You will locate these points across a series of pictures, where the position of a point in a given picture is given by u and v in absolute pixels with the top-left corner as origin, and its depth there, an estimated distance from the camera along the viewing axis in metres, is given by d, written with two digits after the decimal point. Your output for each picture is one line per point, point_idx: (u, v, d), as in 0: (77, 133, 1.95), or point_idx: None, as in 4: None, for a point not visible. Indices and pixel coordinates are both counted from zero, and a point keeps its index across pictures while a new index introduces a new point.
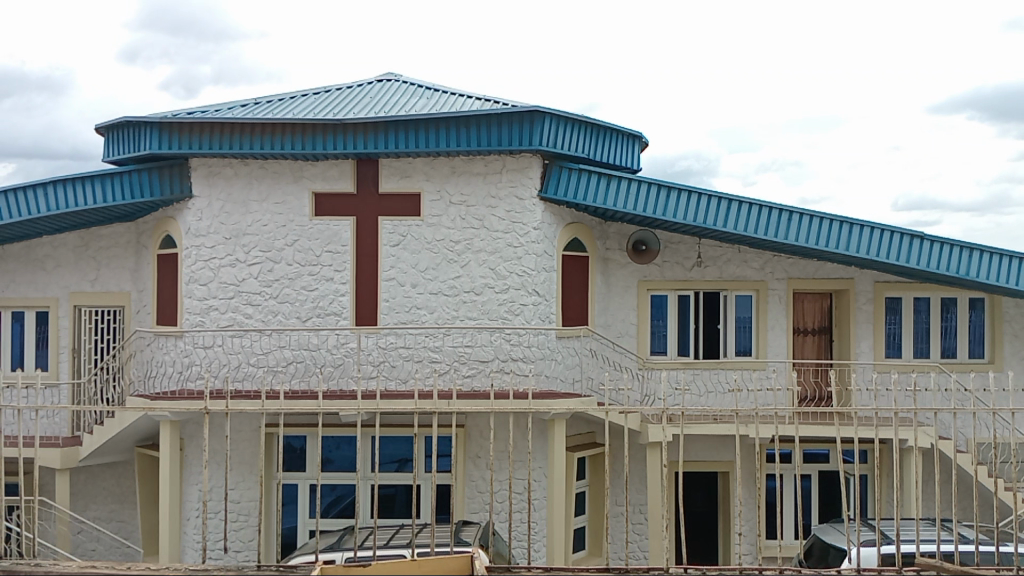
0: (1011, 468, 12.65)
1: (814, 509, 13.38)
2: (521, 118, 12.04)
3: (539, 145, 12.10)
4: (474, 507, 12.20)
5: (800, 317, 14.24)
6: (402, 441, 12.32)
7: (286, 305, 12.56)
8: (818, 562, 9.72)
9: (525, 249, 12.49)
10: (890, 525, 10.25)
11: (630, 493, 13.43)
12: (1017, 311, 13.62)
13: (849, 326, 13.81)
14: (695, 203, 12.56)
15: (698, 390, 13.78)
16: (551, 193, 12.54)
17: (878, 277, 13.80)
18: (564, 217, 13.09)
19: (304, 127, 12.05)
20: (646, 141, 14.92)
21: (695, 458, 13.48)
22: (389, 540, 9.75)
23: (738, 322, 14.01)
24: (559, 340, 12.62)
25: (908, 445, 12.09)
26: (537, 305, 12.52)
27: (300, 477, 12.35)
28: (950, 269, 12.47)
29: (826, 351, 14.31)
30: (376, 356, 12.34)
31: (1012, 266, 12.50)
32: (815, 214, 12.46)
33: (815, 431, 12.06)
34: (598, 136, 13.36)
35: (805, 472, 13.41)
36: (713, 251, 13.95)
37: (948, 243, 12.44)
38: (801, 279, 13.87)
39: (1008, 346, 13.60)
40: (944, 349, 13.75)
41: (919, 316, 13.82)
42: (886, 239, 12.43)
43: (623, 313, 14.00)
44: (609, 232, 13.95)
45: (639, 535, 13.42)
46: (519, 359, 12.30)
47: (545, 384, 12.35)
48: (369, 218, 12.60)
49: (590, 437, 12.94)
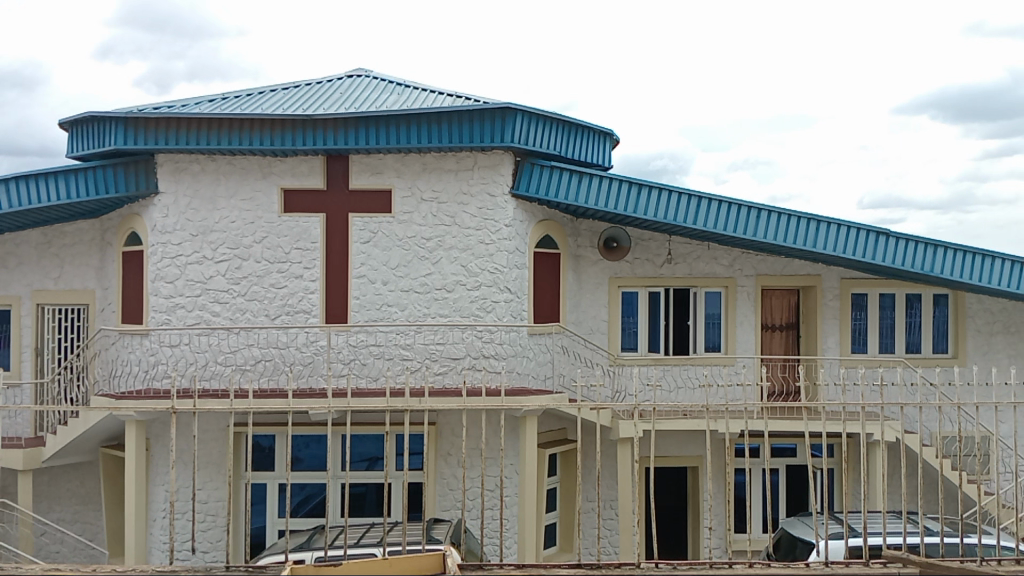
0: (975, 462, 12.89)
1: (782, 503, 13.52)
2: (493, 114, 12.01)
3: (511, 141, 12.08)
4: (445, 505, 12.17)
5: (768, 313, 14.37)
6: (372, 439, 12.25)
7: (255, 303, 12.42)
8: (786, 555, 9.84)
9: (497, 247, 12.47)
10: (856, 518, 10.42)
11: (602, 489, 13.51)
12: (980, 307, 13.81)
13: (816, 322, 13.96)
14: (665, 200, 12.64)
15: (669, 385, 13.90)
16: (522, 190, 12.53)
17: (843, 274, 14.00)
18: (536, 214, 13.10)
19: (273, 123, 11.91)
20: (616, 139, 14.98)
21: (666, 454, 13.58)
22: (360, 539, 9.72)
23: (707, 318, 14.16)
24: (531, 337, 12.63)
25: (874, 439, 12.26)
26: (508, 303, 12.52)
27: (269, 476, 12.23)
28: (913, 265, 12.67)
29: (794, 347, 14.48)
30: (347, 354, 12.26)
31: (974, 264, 12.73)
32: (784, 211, 12.60)
33: (784, 426, 12.18)
34: (570, 134, 13.39)
35: (773, 466, 13.57)
36: (683, 248, 14.05)
37: (910, 239, 12.64)
38: (769, 275, 14.01)
39: (971, 341, 13.78)
40: (909, 345, 13.97)
41: (885, 311, 14.04)
42: (852, 236, 12.61)
43: (595, 310, 14.05)
44: (580, 229, 13.98)
45: (610, 530, 13.50)
46: (491, 355, 12.31)
47: (518, 381, 12.37)
48: (339, 215, 12.50)
49: (561, 434, 13.02)
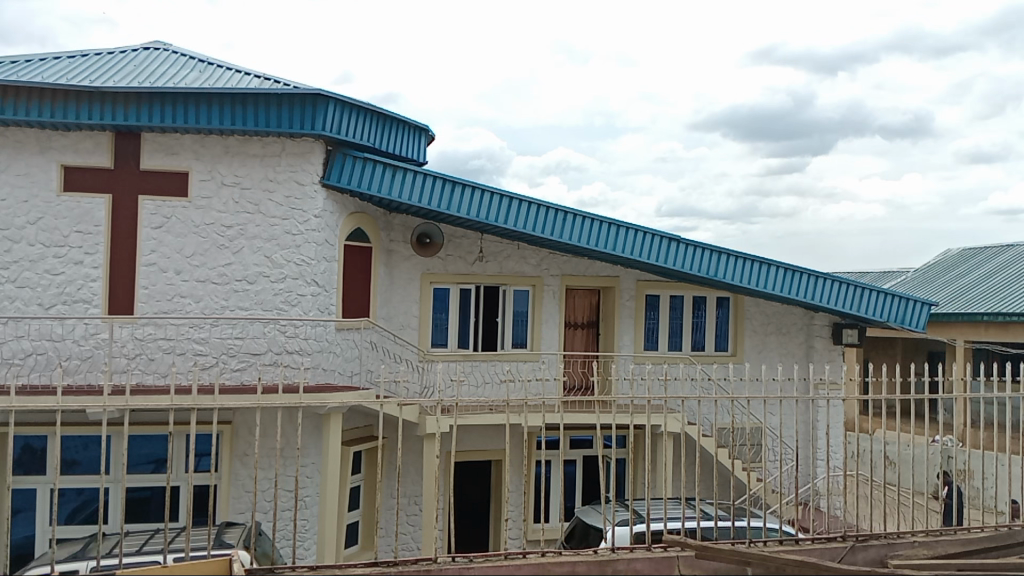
0: (745, 450, 14.09)
1: (577, 493, 14.21)
2: (303, 100, 11.55)
3: (321, 130, 11.69)
4: (238, 507, 11.61)
5: (571, 311, 15.19)
6: (160, 439, 11.43)
7: (26, 291, 11.25)
8: (579, 542, 10.30)
9: (303, 238, 12.03)
10: (641, 505, 11.15)
11: (404, 484, 13.49)
12: (756, 309, 15.14)
13: (613, 321, 14.74)
14: (477, 199, 12.80)
15: (475, 381, 14.03)
16: (333, 180, 12.16)
17: (640, 276, 14.88)
18: (346, 206, 12.79)
19: (51, 92, 10.76)
20: (431, 134, 14.99)
21: (469, 448, 13.76)
22: (140, 547, 9.00)
23: (515, 316, 14.53)
24: (337, 332, 12.33)
25: (660, 430, 13.23)
26: (314, 297, 12.14)
27: (36, 481, 11.04)
28: (700, 270, 13.70)
29: (594, 343, 15.34)
30: (132, 348, 11.35)
31: (752, 270, 13.96)
32: (587, 215, 13.17)
33: (578, 418, 12.77)
34: (384, 127, 13.20)
35: (570, 457, 14.18)
36: (493, 246, 14.30)
37: (698, 246, 13.65)
38: (572, 276, 14.58)
39: (748, 340, 15.07)
40: (694, 343, 15.11)
41: (674, 312, 15.10)
42: (647, 241, 13.43)
43: (405, 306, 13.98)
44: (393, 223, 13.82)
45: (411, 526, 13.52)
46: (294, 351, 11.81)
47: (322, 377, 12.00)
48: (129, 197, 11.54)
49: (366, 431, 12.79)
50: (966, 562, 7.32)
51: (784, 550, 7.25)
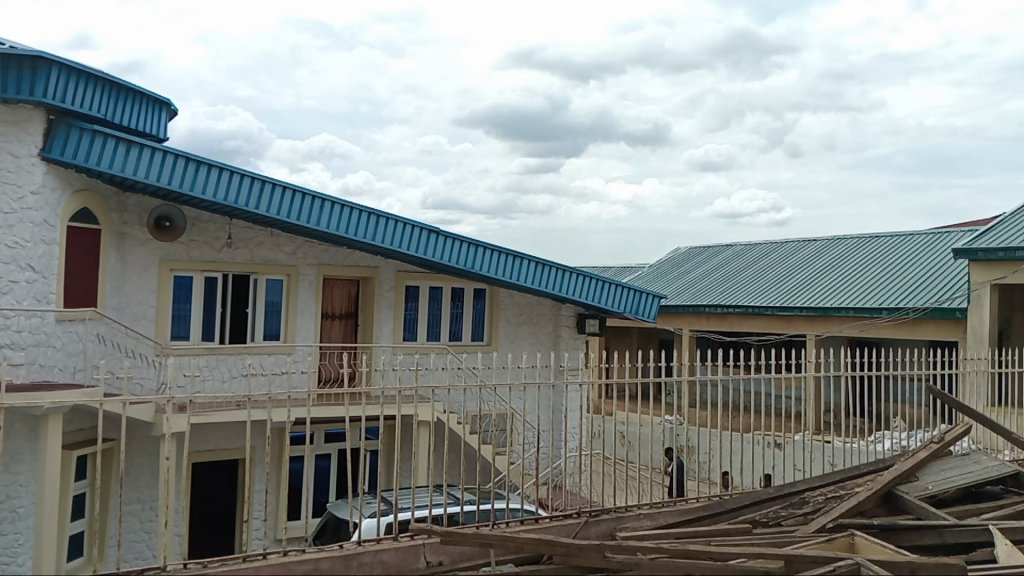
0: (498, 436, 14.52)
1: (332, 487, 13.90)
2: (17, 62, 10.10)
3: (41, 97, 10.29)
4: None
5: (327, 302, 14.66)
6: None
7: None
8: (332, 536, 10.06)
9: (18, 217, 10.61)
10: (395, 494, 10.83)
11: (127, 493, 12.28)
12: (509, 300, 15.74)
13: (372, 313, 14.56)
14: (227, 181, 11.98)
15: (219, 375, 13.16)
16: (55, 154, 10.74)
17: (399, 267, 14.87)
18: (72, 183, 11.39)
19: None
20: (175, 109, 13.89)
21: (212, 447, 13.01)
22: None
23: (268, 306, 13.86)
24: (58, 324, 10.99)
25: (417, 420, 13.34)
26: (31, 283, 10.72)
27: None
28: (458, 262, 13.98)
29: (352, 334, 14.96)
30: None
31: (507, 263, 14.49)
32: (345, 203, 12.88)
33: (326, 412, 12.54)
34: (119, 97, 11.96)
35: (325, 451, 13.90)
36: (245, 233, 13.54)
37: (456, 238, 13.91)
38: (329, 265, 14.24)
39: (503, 330, 15.62)
40: (452, 333, 15.38)
41: (433, 302, 15.28)
42: (406, 232, 13.44)
43: (141, 295, 12.77)
44: (127, 204, 12.57)
45: (147, 532, 12.49)
46: (3, 346, 10.36)
47: (39, 374, 10.63)
48: None
49: (91, 433, 11.50)
50: (685, 531, 7.29)
51: (524, 529, 7.44)
